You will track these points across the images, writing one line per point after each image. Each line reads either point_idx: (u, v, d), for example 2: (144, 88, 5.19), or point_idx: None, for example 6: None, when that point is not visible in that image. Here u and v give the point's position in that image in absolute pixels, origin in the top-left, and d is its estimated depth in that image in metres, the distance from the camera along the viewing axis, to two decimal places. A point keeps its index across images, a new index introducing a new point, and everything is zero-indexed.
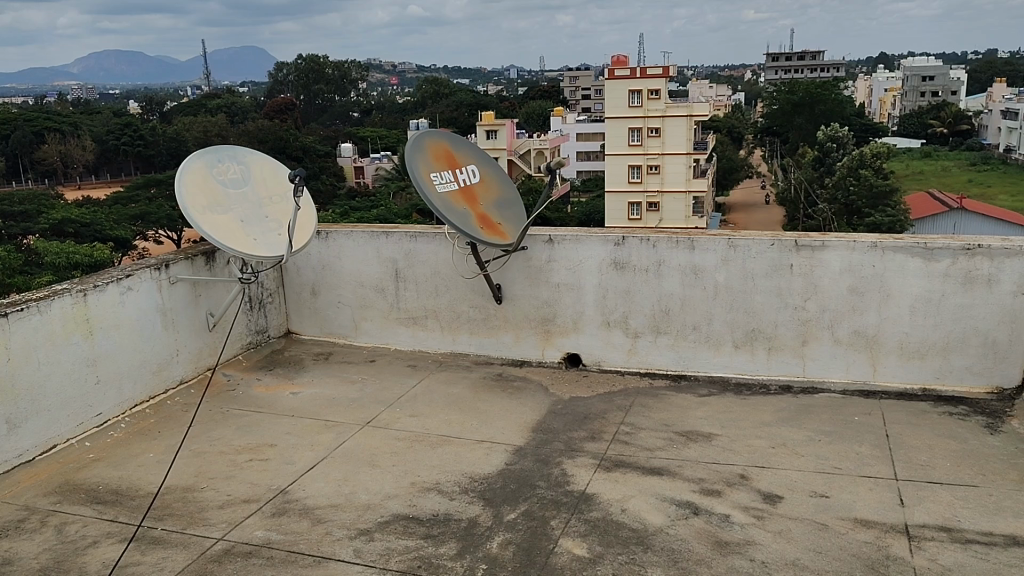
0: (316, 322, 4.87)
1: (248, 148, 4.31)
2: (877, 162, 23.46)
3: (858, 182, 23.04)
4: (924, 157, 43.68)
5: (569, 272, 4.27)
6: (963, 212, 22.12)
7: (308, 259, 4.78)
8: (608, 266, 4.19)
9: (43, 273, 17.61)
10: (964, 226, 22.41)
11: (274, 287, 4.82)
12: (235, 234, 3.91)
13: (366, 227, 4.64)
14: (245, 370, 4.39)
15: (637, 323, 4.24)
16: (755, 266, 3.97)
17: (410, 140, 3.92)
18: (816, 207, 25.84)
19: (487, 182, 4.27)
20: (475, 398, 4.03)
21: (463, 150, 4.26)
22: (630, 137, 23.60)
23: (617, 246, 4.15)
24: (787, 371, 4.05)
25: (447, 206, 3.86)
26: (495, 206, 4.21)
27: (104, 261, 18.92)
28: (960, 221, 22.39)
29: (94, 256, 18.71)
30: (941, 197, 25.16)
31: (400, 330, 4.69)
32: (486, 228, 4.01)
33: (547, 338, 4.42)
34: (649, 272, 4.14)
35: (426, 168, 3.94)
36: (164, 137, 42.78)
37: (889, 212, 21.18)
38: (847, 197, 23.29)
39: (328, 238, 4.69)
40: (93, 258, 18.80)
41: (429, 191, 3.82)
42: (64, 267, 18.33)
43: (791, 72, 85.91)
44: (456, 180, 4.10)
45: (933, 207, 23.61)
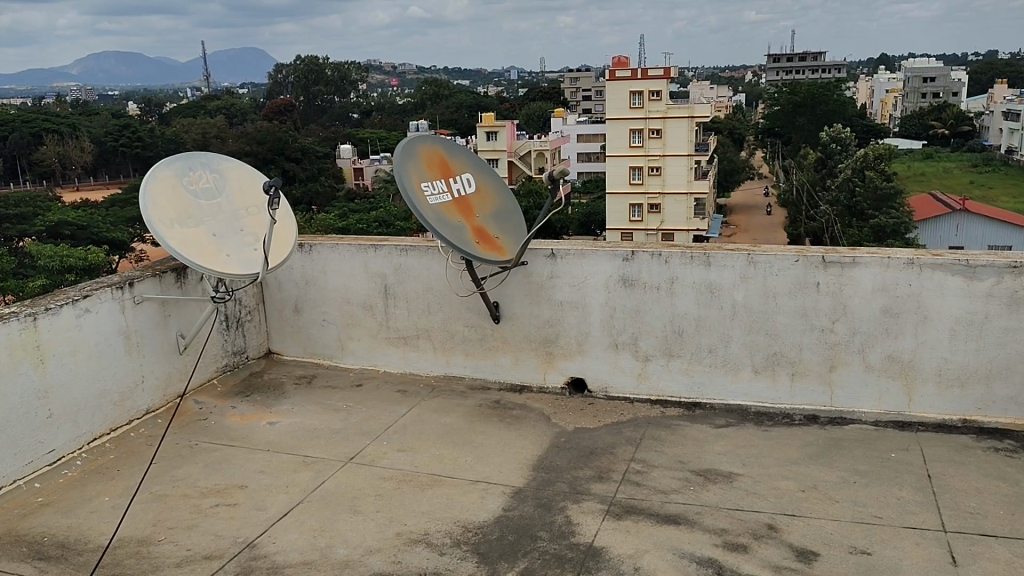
0: (299, 341, 4.51)
1: (222, 155, 3.94)
2: (881, 164, 22.81)
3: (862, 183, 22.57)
4: (925, 158, 43.39)
5: (572, 289, 3.91)
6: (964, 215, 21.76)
7: (290, 274, 4.42)
8: (616, 282, 3.83)
9: (36, 277, 17.27)
10: (965, 230, 22.03)
11: (254, 304, 4.47)
12: (205, 250, 3.53)
13: (353, 239, 4.28)
14: (220, 396, 4.02)
15: (646, 346, 3.89)
16: (778, 284, 3.61)
17: (399, 145, 3.57)
18: (819, 210, 25.47)
19: (484, 191, 3.90)
20: (470, 429, 3.67)
21: (458, 157, 3.89)
22: (631, 138, 23.25)
23: (626, 261, 3.80)
24: (812, 401, 3.69)
25: (439, 218, 3.50)
26: (493, 217, 3.84)
27: (98, 264, 18.56)
28: (961, 225, 22.01)
29: (89, 259, 18.37)
30: (944, 200, 24.75)
31: (389, 350, 4.33)
32: (484, 242, 3.64)
33: (549, 361, 4.06)
34: (660, 289, 3.79)
35: (416, 177, 3.59)
36: (162, 137, 42.44)
37: (894, 215, 20.58)
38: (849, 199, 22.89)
39: (313, 252, 4.33)
40: (88, 261, 18.46)
41: (419, 202, 3.47)
42: (58, 271, 17.97)
43: (790, 73, 85.77)
44: (450, 190, 3.74)
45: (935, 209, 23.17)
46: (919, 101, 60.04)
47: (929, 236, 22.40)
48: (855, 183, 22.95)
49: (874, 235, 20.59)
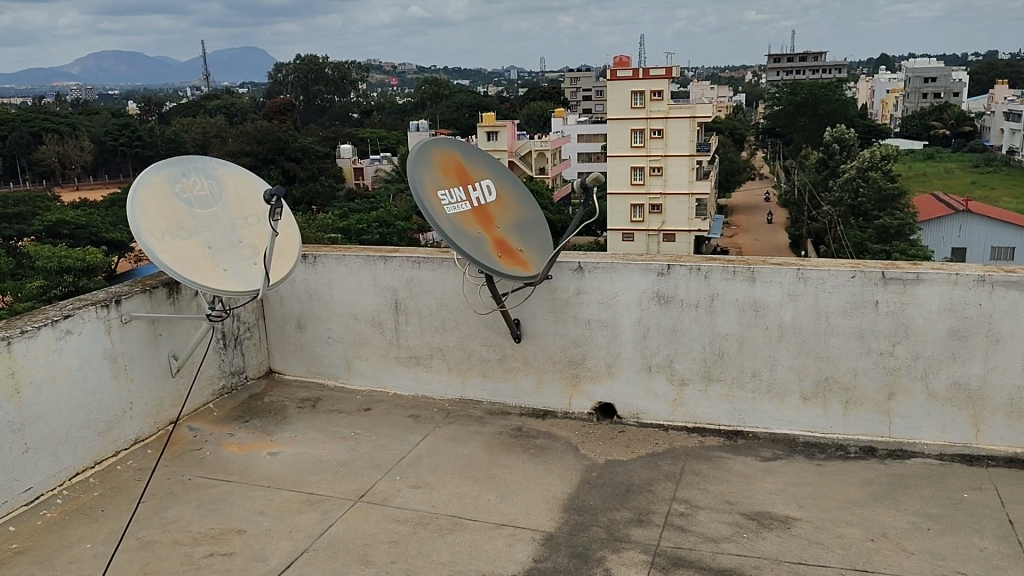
0: (302, 360, 4.17)
1: (217, 160, 3.60)
2: (886, 164, 22.58)
3: (867, 183, 22.16)
4: (927, 158, 43.06)
5: (602, 306, 3.58)
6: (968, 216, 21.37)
7: (292, 288, 4.08)
8: (650, 299, 3.50)
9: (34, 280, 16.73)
10: (969, 232, 21.68)
11: (253, 319, 4.12)
12: (199, 264, 3.20)
13: (361, 251, 3.95)
14: (216, 422, 3.69)
15: (683, 369, 3.55)
16: (831, 302, 3.27)
17: (411, 151, 3.24)
18: (821, 210, 25.09)
19: (505, 200, 3.56)
20: (490, 462, 3.33)
21: (477, 164, 3.56)
22: (632, 138, 22.86)
23: (661, 276, 3.46)
24: (868, 432, 3.35)
25: (457, 231, 3.17)
26: (516, 228, 3.49)
27: (96, 264, 17.90)
28: (965, 226, 21.66)
29: (88, 260, 17.98)
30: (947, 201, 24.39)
31: (400, 371, 4.00)
32: (507, 255, 3.31)
33: (575, 385, 3.72)
34: (699, 307, 3.45)
35: (432, 184, 3.26)
36: (163, 137, 42.18)
37: (899, 215, 19.90)
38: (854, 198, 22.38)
39: (318, 264, 3.99)
40: (85, 261, 17.84)
41: (436, 213, 3.15)
42: (55, 273, 17.37)
43: (791, 73, 85.41)
44: (468, 198, 3.40)
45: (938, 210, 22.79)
46: (920, 102, 59.64)
47: (932, 237, 22.06)
48: (858, 184, 22.62)
49: (877, 236, 19.75)
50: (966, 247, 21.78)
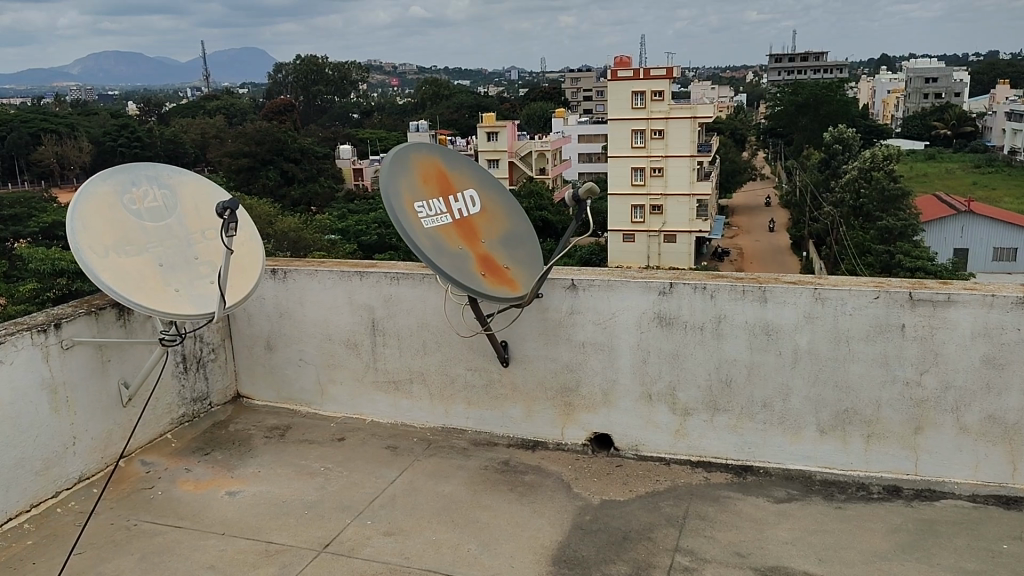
0: (272, 384, 3.85)
1: (174, 167, 3.26)
2: (888, 166, 22.19)
3: (870, 185, 21.60)
4: (928, 159, 42.62)
5: (597, 329, 3.25)
6: (970, 215, 21.03)
7: (261, 305, 3.75)
8: (651, 320, 3.18)
9: (26, 282, 16.12)
10: (971, 231, 21.32)
11: (218, 339, 3.79)
12: (148, 284, 2.87)
13: (336, 265, 3.62)
14: (173, 455, 3.36)
15: (687, 397, 3.22)
16: (852, 325, 2.94)
17: (385, 157, 2.91)
18: (822, 210, 24.72)
19: (491, 211, 3.22)
20: (472, 502, 3.01)
21: (461, 172, 3.23)
22: (633, 139, 22.49)
23: (662, 295, 3.14)
24: (891, 469, 3.03)
25: (435, 247, 2.83)
26: (504, 242, 3.15)
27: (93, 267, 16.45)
28: (967, 226, 21.30)
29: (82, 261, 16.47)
30: (949, 201, 24.02)
31: (377, 396, 3.67)
32: (492, 272, 2.97)
33: (568, 413, 3.40)
34: (704, 329, 3.12)
35: (408, 194, 2.93)
36: (161, 137, 41.76)
37: (903, 217, 19.11)
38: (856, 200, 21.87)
39: (289, 279, 3.66)
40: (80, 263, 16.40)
41: (411, 226, 2.82)
42: (47, 275, 16.18)
43: (792, 74, 84.98)
44: (449, 210, 3.06)
45: (940, 210, 22.45)
46: (922, 102, 59.24)
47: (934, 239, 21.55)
48: (860, 184, 22.22)
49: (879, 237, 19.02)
50: (968, 248, 21.46)
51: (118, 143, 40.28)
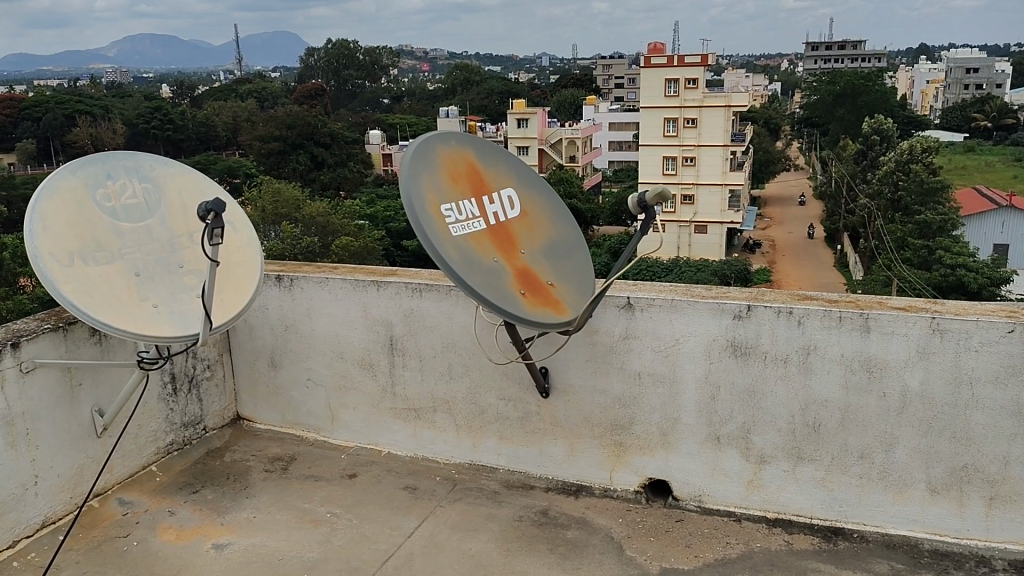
0: (276, 406, 3.35)
1: (158, 157, 2.76)
2: (928, 157, 20.99)
3: (908, 177, 20.41)
4: (968, 150, 41.15)
5: (657, 356, 2.73)
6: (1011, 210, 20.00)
7: (263, 316, 3.27)
8: (722, 349, 2.65)
9: None
10: (1013, 227, 20.30)
11: (216, 354, 3.30)
12: (117, 298, 2.37)
13: (350, 273, 3.13)
14: (157, 493, 2.90)
15: (764, 443, 2.67)
16: (976, 366, 2.38)
17: (406, 150, 2.40)
18: (858, 202, 23.80)
19: (534, 215, 2.69)
20: (505, 568, 2.49)
21: (499, 170, 2.70)
22: (665, 127, 21.77)
23: (738, 320, 2.61)
24: (1018, 540, 2.47)
25: (463, 259, 2.32)
26: (550, 254, 2.61)
27: None
28: (1009, 221, 20.29)
29: None
30: (991, 196, 22.93)
31: (396, 426, 3.17)
32: (535, 290, 2.44)
33: (618, 455, 2.88)
34: (790, 362, 2.58)
35: (433, 195, 2.42)
36: (193, 120, 41.57)
37: (941, 212, 17.87)
38: (894, 192, 20.75)
39: (296, 287, 3.17)
40: None
41: (434, 234, 2.31)
42: None
43: (828, 62, 83.05)
44: (483, 214, 2.54)
45: (980, 204, 21.41)
46: (961, 94, 57.50)
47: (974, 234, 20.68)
48: (898, 176, 20.90)
49: (917, 233, 17.54)
50: (1009, 243, 20.41)
51: (151, 125, 40.12)
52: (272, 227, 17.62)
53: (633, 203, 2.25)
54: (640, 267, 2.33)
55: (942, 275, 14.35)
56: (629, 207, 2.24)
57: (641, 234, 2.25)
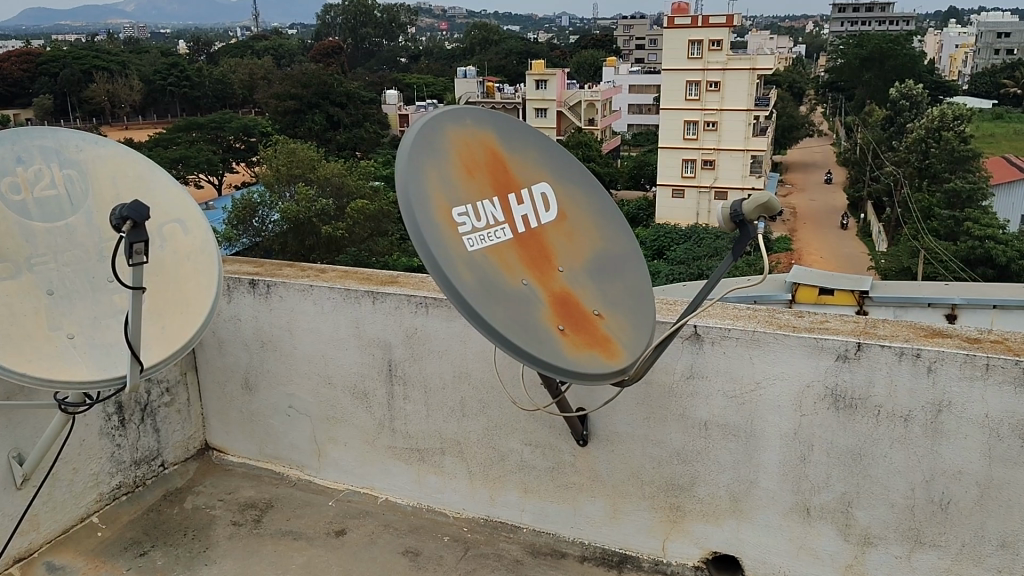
0: (251, 436, 2.75)
1: (88, 133, 2.10)
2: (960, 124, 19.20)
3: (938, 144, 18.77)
4: (998, 117, 39.55)
5: (729, 403, 2.12)
6: None
7: (235, 328, 2.66)
8: (820, 397, 2.02)
9: None
10: None
11: (178, 375, 2.69)
12: (18, 328, 1.75)
13: (340, 279, 2.51)
14: (96, 556, 2.33)
15: (870, 520, 2.07)
16: None
17: (406, 135, 1.77)
18: (884, 170, 22.73)
19: (576, 217, 2.06)
20: None
21: (527, 156, 2.06)
22: (687, 91, 20.70)
23: (842, 361, 1.98)
24: None
25: (481, 286, 1.70)
26: (594, 273, 1.98)
27: None
28: None
29: None
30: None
31: (395, 468, 2.58)
32: (575, 323, 1.82)
33: (674, 522, 2.28)
34: (915, 419, 1.95)
35: (443, 196, 1.79)
36: (210, 76, 40.56)
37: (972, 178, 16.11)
38: (922, 159, 19.13)
39: (274, 296, 2.56)
40: None
41: (444, 251, 1.69)
42: None
43: (854, 25, 80.66)
44: (509, 218, 1.91)
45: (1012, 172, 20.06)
46: (992, 58, 55.51)
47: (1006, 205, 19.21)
48: (929, 143, 19.06)
49: (945, 202, 16.04)
50: None
51: (167, 81, 39.12)
52: (287, 188, 16.85)
53: (724, 215, 1.60)
54: (722, 304, 1.71)
55: (969, 246, 12.76)
56: (719, 222, 1.60)
57: (730, 259, 1.61)
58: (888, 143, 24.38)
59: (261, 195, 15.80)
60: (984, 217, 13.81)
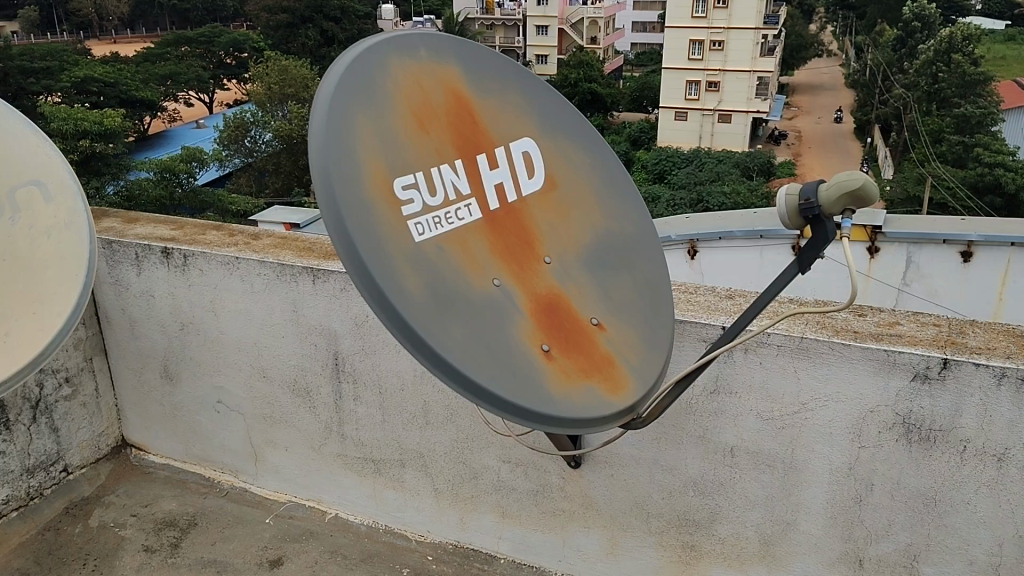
0: (176, 434, 2.28)
1: None
2: (969, 46, 17.58)
3: (948, 68, 17.51)
4: (1009, 38, 37.98)
5: (763, 426, 1.65)
6: None
7: (151, 305, 2.14)
8: (884, 425, 1.55)
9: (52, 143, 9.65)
10: None
11: (80, 362, 2.21)
12: None
13: (269, 250, 1.99)
14: None
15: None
16: None
17: (328, 77, 1.23)
18: (893, 92, 21.73)
19: (569, 181, 1.53)
20: None
21: (506, 96, 1.51)
22: (694, 8, 19.57)
23: (919, 381, 1.49)
24: None
25: (430, 296, 1.19)
26: (592, 264, 1.47)
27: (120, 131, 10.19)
28: None
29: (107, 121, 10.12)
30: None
31: (347, 481, 2.11)
32: (567, 343, 1.32)
33: (687, 565, 1.82)
34: (1012, 462, 1.47)
35: (382, 162, 1.26)
36: None
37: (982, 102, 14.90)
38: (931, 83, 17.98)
39: (192, 269, 2.04)
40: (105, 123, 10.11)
41: (375, 246, 1.17)
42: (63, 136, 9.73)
43: None
44: (474, 189, 1.38)
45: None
46: None
47: (1016, 133, 18.15)
48: (938, 66, 18.03)
49: (953, 126, 14.88)
50: None
51: None
52: (279, 108, 15.97)
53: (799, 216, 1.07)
54: (774, 327, 1.21)
55: (978, 172, 11.83)
56: (793, 224, 1.06)
57: (791, 273, 1.10)
58: (899, 65, 23.28)
59: (254, 112, 15.09)
60: (994, 144, 12.93)
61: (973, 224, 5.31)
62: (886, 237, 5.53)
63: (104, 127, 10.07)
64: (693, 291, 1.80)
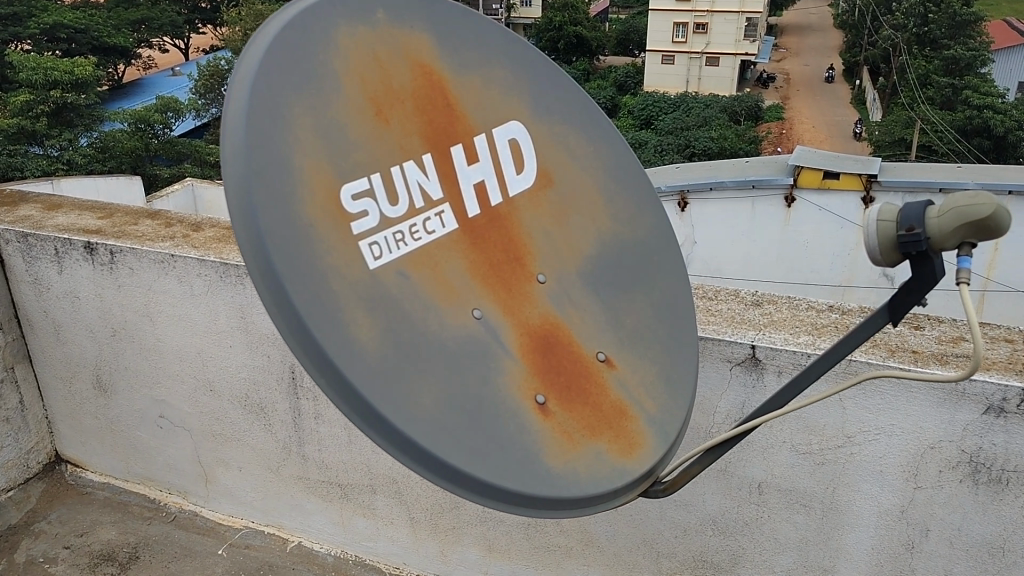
0: (115, 451, 2.00)
1: None
2: None
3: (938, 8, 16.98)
4: None
5: (797, 459, 1.38)
6: None
7: (78, 307, 1.84)
8: (945, 465, 1.29)
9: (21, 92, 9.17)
10: None
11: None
12: None
13: (206, 246, 1.69)
14: None
15: None
16: None
17: (248, 55, 0.93)
18: (882, 33, 21.15)
19: (564, 170, 1.22)
20: None
21: (487, 65, 1.19)
22: None
23: (989, 415, 1.23)
24: None
25: (390, 347, 0.91)
26: (597, 282, 1.18)
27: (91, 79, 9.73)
28: None
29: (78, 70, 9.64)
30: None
31: (311, 508, 1.84)
32: (570, 391, 1.04)
33: None
34: None
35: (322, 164, 0.95)
36: None
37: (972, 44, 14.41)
38: (921, 23, 17.46)
39: (121, 268, 1.73)
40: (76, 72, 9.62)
41: (311, 280, 0.88)
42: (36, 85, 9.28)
43: None
44: (444, 190, 1.08)
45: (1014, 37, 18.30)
46: None
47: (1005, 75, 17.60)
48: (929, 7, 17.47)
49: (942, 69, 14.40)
50: None
51: None
52: None
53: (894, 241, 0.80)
54: (838, 389, 0.94)
55: (966, 115, 11.24)
56: (889, 254, 0.80)
57: (879, 316, 0.84)
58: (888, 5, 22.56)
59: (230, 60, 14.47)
60: (984, 86, 12.47)
61: (974, 174, 4.85)
62: (881, 185, 5.04)
63: (75, 76, 9.53)
64: (713, 297, 1.52)
